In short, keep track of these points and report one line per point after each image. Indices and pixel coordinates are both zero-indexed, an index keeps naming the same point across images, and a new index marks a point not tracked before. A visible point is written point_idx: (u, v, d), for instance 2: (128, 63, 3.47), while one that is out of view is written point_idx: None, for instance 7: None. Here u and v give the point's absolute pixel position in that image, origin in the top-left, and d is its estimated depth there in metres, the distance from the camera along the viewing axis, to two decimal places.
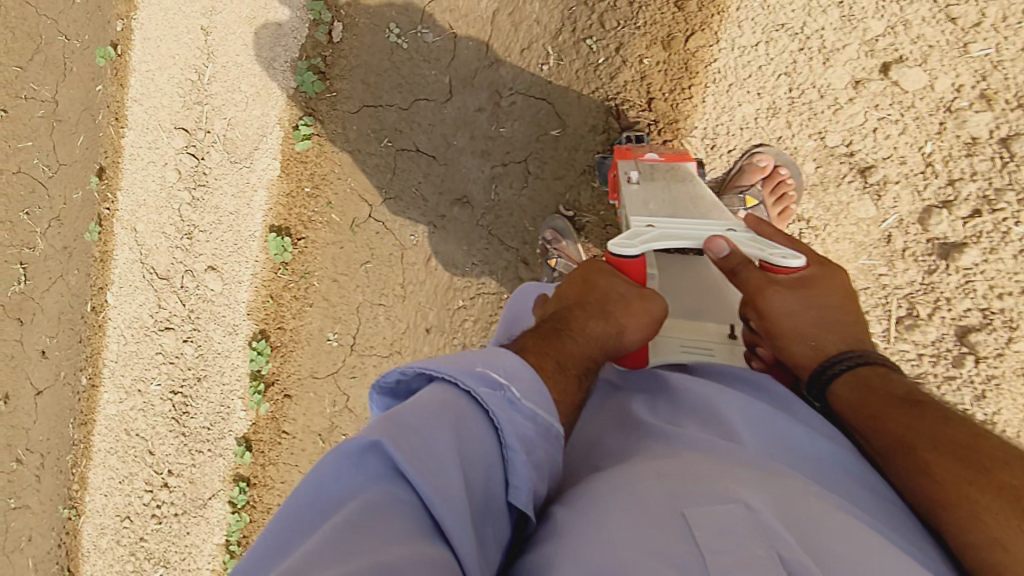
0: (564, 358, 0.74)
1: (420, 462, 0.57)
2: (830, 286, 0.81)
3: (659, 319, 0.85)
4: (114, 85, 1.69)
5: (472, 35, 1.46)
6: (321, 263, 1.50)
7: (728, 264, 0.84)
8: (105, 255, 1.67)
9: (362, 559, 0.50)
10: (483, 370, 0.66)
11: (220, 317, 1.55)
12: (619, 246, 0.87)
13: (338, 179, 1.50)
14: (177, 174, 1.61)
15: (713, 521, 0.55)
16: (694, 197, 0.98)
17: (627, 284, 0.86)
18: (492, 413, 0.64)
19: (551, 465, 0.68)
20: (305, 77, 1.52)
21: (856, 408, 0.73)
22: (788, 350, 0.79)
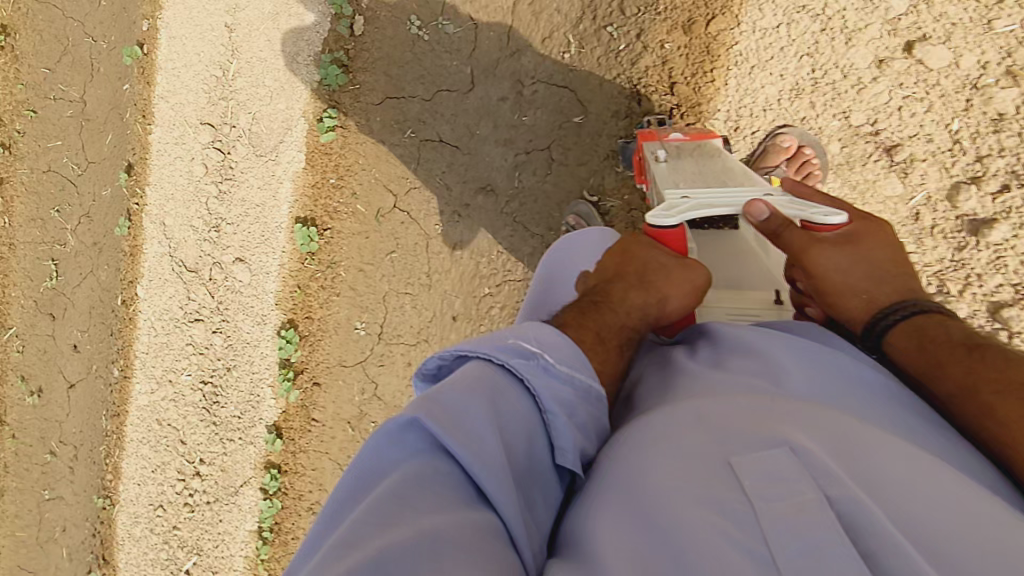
0: (603, 331, 0.79)
1: (458, 432, 0.58)
2: (872, 238, 0.83)
3: (703, 285, 0.86)
4: (140, 83, 1.71)
5: (492, 26, 1.47)
6: (347, 253, 1.52)
7: (768, 227, 0.83)
8: (134, 249, 1.69)
9: (410, 525, 0.52)
10: (515, 342, 0.67)
11: (249, 308, 1.57)
12: (654, 218, 0.87)
13: (362, 170, 1.52)
14: (204, 168, 1.63)
15: (761, 469, 0.57)
16: (724, 167, 0.98)
17: (669, 255, 0.87)
18: (528, 383, 0.65)
19: (598, 423, 0.70)
20: (328, 70, 1.54)
21: (916, 356, 0.75)
22: (840, 305, 0.82)
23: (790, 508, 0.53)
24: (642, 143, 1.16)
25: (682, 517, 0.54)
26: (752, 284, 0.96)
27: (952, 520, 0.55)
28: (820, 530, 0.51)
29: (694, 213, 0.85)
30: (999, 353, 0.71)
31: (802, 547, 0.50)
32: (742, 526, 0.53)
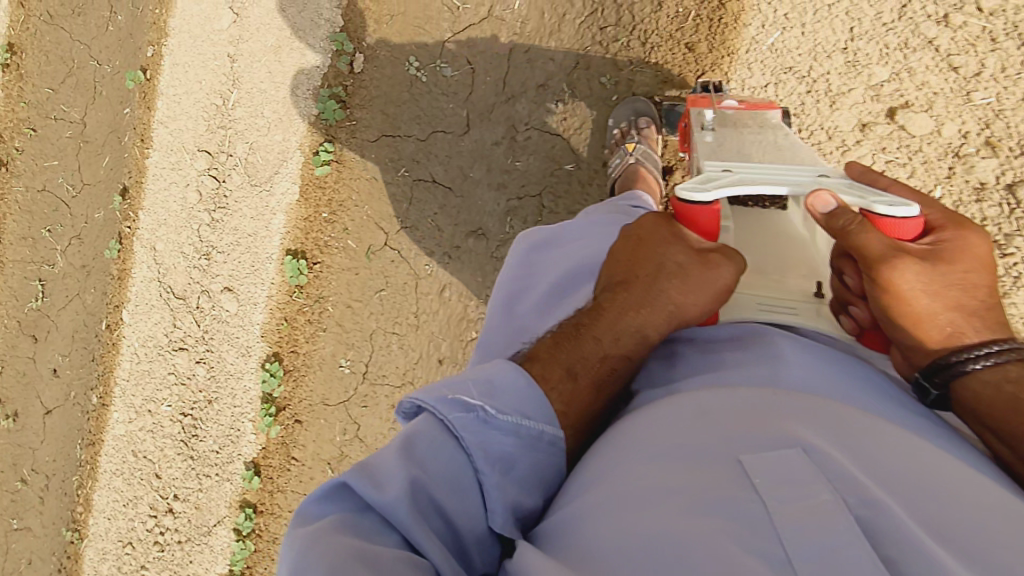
0: (574, 365, 0.74)
1: (378, 488, 0.61)
2: (965, 257, 0.76)
3: (729, 286, 0.80)
4: (142, 107, 1.72)
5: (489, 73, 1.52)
6: (336, 289, 1.52)
7: (834, 217, 0.79)
8: (123, 273, 1.68)
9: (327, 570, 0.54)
10: (456, 394, 0.67)
11: (234, 338, 1.56)
12: (689, 192, 0.86)
13: (355, 206, 1.54)
14: (199, 195, 1.63)
15: (774, 469, 0.55)
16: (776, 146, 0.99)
17: (687, 251, 0.81)
18: (461, 440, 0.65)
19: (546, 469, 0.70)
20: (326, 105, 1.55)
21: (999, 405, 0.68)
22: (914, 329, 0.74)
23: (801, 508, 0.51)
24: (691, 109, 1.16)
25: (690, 523, 0.53)
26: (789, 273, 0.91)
27: (975, 528, 0.52)
28: (834, 530, 0.49)
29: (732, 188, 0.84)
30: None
31: (815, 546, 0.48)
32: (752, 526, 0.51)
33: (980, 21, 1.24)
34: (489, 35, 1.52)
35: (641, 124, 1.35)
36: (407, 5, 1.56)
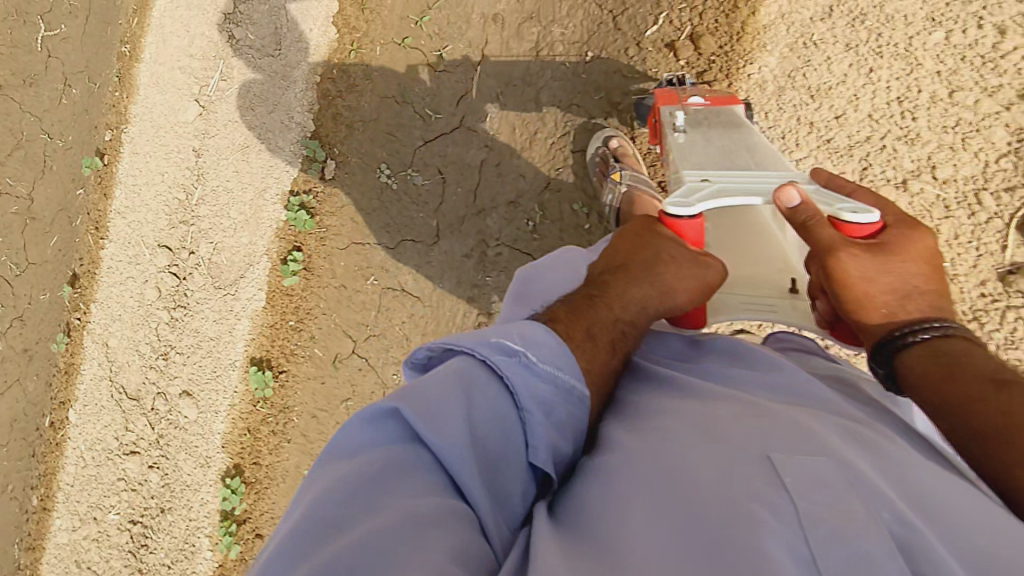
0: (593, 327, 0.82)
1: (431, 423, 0.64)
2: (907, 250, 0.87)
3: (714, 281, 0.95)
4: (97, 194, 1.66)
5: (460, 183, 1.57)
6: (301, 398, 1.54)
7: (796, 216, 0.89)
8: (70, 367, 1.67)
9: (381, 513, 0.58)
10: (499, 339, 0.72)
11: (192, 448, 1.58)
12: (673, 206, 0.96)
13: (322, 315, 1.55)
14: (158, 292, 1.61)
15: (803, 474, 0.59)
16: (740, 139, 1.23)
17: (685, 249, 0.95)
18: (506, 378, 0.69)
19: (577, 421, 0.74)
20: (297, 214, 1.55)
21: (930, 377, 0.77)
22: (862, 313, 0.85)
23: (831, 513, 0.55)
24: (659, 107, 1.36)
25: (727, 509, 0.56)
26: (766, 270, 1.11)
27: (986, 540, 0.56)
28: (869, 537, 0.52)
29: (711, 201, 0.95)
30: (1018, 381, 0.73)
31: (849, 552, 0.52)
32: (785, 521, 0.55)
33: (936, 188, 1.37)
34: (460, 145, 1.58)
35: (614, 144, 1.45)
36: (380, 113, 1.59)
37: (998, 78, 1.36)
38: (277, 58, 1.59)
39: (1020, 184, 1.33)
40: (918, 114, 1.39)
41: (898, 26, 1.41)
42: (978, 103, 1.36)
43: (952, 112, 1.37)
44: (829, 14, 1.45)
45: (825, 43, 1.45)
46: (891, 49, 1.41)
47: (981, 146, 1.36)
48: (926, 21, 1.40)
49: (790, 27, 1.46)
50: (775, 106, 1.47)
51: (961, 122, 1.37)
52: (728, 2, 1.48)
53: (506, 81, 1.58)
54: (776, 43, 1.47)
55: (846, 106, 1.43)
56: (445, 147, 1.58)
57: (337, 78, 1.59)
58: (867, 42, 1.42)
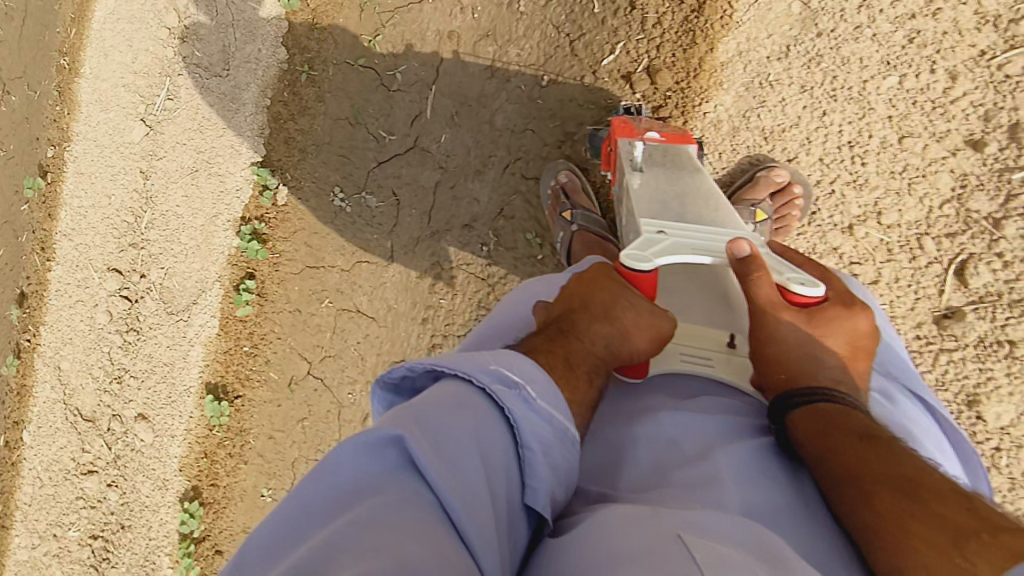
0: (571, 356, 0.87)
1: (434, 456, 0.63)
2: (831, 324, 0.89)
3: (667, 331, 0.92)
4: (41, 212, 1.68)
5: (415, 205, 1.54)
6: (258, 421, 1.56)
7: (744, 264, 0.88)
8: (23, 388, 1.72)
9: (383, 548, 0.55)
10: (499, 368, 0.73)
11: (149, 470, 1.61)
12: (633, 259, 0.94)
13: (277, 339, 1.56)
14: (109, 316, 1.65)
15: (715, 553, 0.61)
16: (695, 182, 1.15)
17: (638, 295, 0.94)
18: (507, 409, 0.70)
19: (568, 465, 0.75)
20: (249, 243, 1.55)
21: (812, 439, 0.79)
22: (768, 373, 0.90)
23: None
24: (616, 137, 1.32)
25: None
26: (708, 317, 1.01)
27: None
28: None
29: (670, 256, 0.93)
30: (889, 446, 0.76)
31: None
32: None
33: (880, 232, 1.42)
34: (414, 166, 1.55)
35: (563, 177, 1.44)
36: (333, 136, 1.57)
37: (946, 124, 1.39)
38: (225, 78, 1.59)
39: (959, 231, 1.38)
40: (868, 159, 1.43)
41: (854, 68, 1.43)
42: (925, 149, 1.40)
43: (900, 158, 1.41)
44: (786, 53, 1.45)
45: (780, 83, 1.46)
46: (846, 92, 1.43)
47: (926, 192, 1.40)
48: (881, 64, 1.42)
49: (746, 66, 1.47)
50: (729, 147, 1.49)
51: (908, 168, 1.41)
52: (686, 36, 1.45)
53: (461, 101, 1.54)
54: (733, 82, 1.47)
55: (798, 150, 1.46)
56: (399, 169, 1.55)
57: (288, 101, 1.57)
58: (822, 85, 1.44)
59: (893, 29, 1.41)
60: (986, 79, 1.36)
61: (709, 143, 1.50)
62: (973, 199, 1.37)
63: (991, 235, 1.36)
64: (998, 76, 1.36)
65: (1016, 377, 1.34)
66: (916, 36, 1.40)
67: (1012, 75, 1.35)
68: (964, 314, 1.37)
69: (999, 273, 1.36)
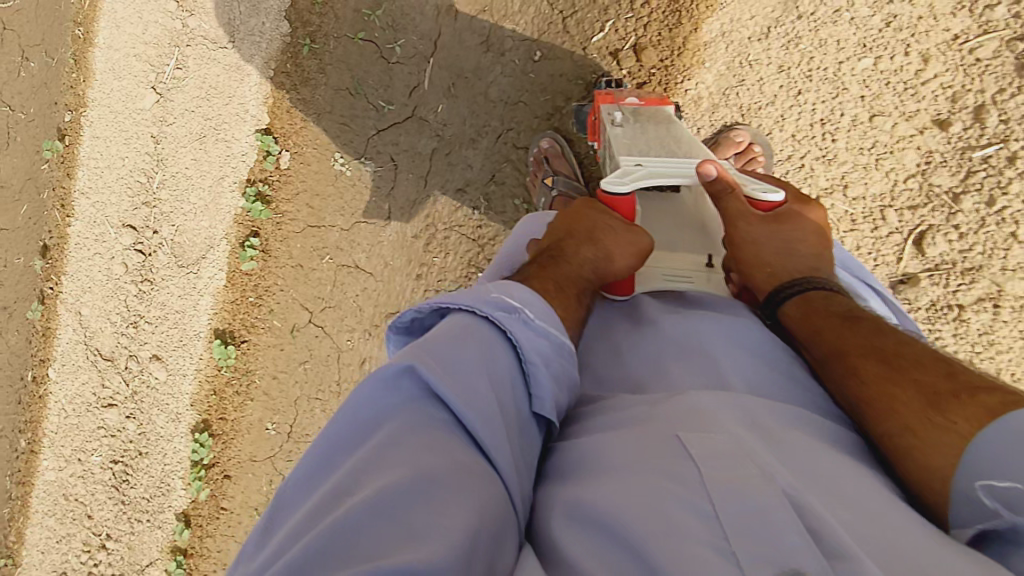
0: (561, 280, 1.02)
1: (445, 378, 0.77)
2: (794, 220, 1.07)
3: (646, 246, 1.09)
4: (60, 171, 1.82)
5: (412, 169, 1.65)
6: (262, 363, 1.74)
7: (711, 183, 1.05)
8: (47, 330, 1.90)
9: (409, 463, 0.71)
10: (498, 299, 0.88)
11: (164, 405, 1.80)
12: (612, 185, 1.08)
13: (280, 291, 1.72)
14: (124, 268, 1.81)
15: (711, 447, 0.75)
16: (674, 133, 1.24)
17: (617, 219, 1.10)
18: (509, 332, 0.84)
19: (565, 371, 0.89)
20: (253, 204, 1.71)
21: (800, 322, 1.00)
22: (751, 276, 1.08)
23: (739, 482, 0.70)
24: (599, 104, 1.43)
25: (651, 492, 0.71)
26: (689, 243, 1.19)
27: (864, 501, 0.73)
28: (762, 498, 0.68)
29: (644, 182, 1.07)
30: (864, 323, 0.94)
31: (753, 514, 0.67)
32: (692, 491, 0.70)
33: (845, 205, 1.48)
34: (412, 134, 1.65)
35: (546, 144, 1.55)
36: (334, 105, 1.67)
37: (916, 103, 1.44)
38: (230, 51, 1.70)
39: (921, 204, 1.44)
40: (838, 136, 1.47)
41: (830, 50, 1.47)
42: (894, 128, 1.45)
43: (869, 135, 1.46)
44: (766, 35, 1.50)
45: (759, 63, 1.50)
46: (821, 72, 1.48)
47: (891, 167, 1.45)
48: (857, 47, 1.46)
49: (729, 45, 1.51)
50: (707, 123, 1.54)
51: (877, 145, 1.46)
52: (673, 16, 1.52)
53: (458, 73, 1.63)
54: (714, 60, 1.52)
55: (772, 126, 1.50)
56: (398, 137, 1.66)
57: (291, 73, 1.67)
58: (798, 65, 1.49)
59: (871, 14, 1.45)
60: (956, 62, 1.42)
61: (687, 119, 1.55)
62: (935, 174, 1.43)
63: (950, 208, 1.42)
64: (968, 59, 1.41)
65: (962, 339, 1.42)
66: (893, 20, 1.44)
67: (982, 58, 1.40)
68: (918, 280, 1.44)
69: (954, 243, 1.42)
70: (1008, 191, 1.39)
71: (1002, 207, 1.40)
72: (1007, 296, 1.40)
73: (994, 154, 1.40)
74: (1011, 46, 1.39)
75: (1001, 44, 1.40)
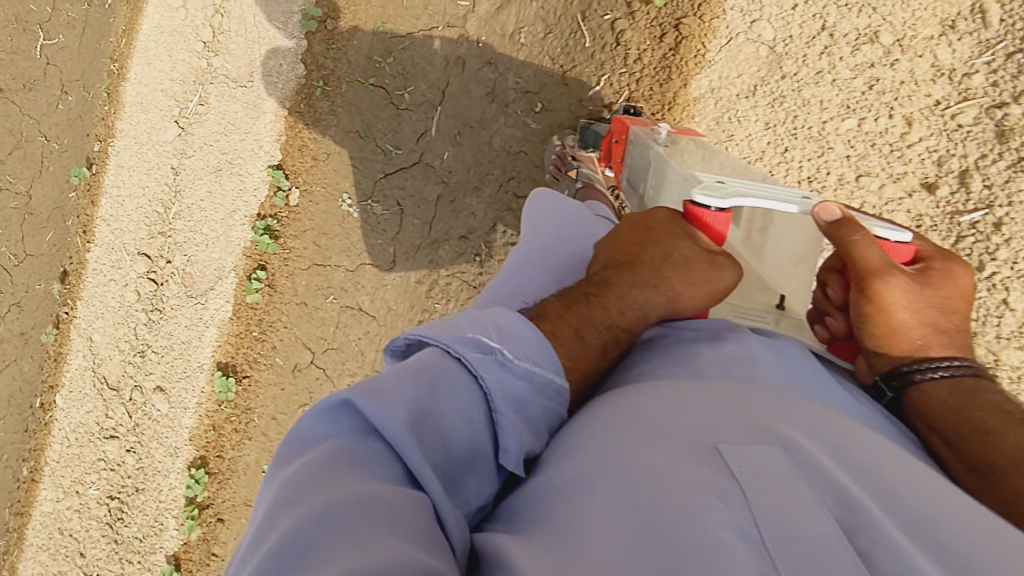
0: (582, 327, 0.84)
1: (383, 409, 0.63)
2: (948, 287, 0.86)
3: (725, 288, 0.90)
4: (86, 199, 1.88)
5: (416, 215, 1.65)
6: (262, 402, 1.67)
7: (842, 232, 0.85)
8: (59, 355, 1.89)
9: (348, 485, 0.58)
10: (475, 336, 0.72)
11: (163, 438, 1.74)
12: (700, 197, 0.91)
13: (284, 328, 1.68)
14: (137, 295, 1.81)
15: (753, 462, 0.59)
16: (734, 166, 1.11)
17: (695, 245, 0.90)
18: (480, 379, 0.70)
19: (543, 421, 0.76)
20: (262, 238, 1.69)
21: (952, 410, 0.79)
22: (888, 343, 0.85)
23: (782, 512, 0.54)
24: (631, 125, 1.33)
25: (669, 498, 0.56)
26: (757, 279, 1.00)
27: (944, 515, 0.58)
28: (817, 535, 0.51)
29: (740, 201, 0.90)
30: None
31: (803, 554, 0.50)
32: (734, 507, 0.55)
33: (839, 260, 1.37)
34: (418, 180, 1.65)
35: (571, 145, 1.50)
36: (343, 147, 1.68)
37: (903, 166, 1.38)
38: (249, 90, 1.73)
39: None
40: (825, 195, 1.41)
41: (813, 109, 1.42)
42: (882, 189, 1.38)
43: (856, 196, 1.40)
44: (752, 93, 1.45)
45: (747, 120, 1.46)
46: (806, 131, 1.42)
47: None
48: (839, 108, 1.41)
49: (718, 101, 1.47)
50: None
51: (865, 206, 1.39)
52: (664, 71, 1.49)
53: (464, 122, 1.63)
54: (704, 115, 1.48)
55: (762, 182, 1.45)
56: (404, 181, 1.65)
57: (304, 112, 1.69)
58: (784, 123, 1.43)
59: (852, 77, 1.40)
60: (939, 127, 1.36)
61: None
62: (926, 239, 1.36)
63: None
64: (950, 125, 1.36)
65: None
66: (876, 83, 1.39)
67: (963, 124, 1.35)
68: None
69: None
70: (998, 257, 1.32)
71: (992, 273, 1.33)
72: (1003, 367, 1.33)
73: (982, 220, 1.33)
74: (990, 113, 1.33)
75: (981, 111, 1.34)
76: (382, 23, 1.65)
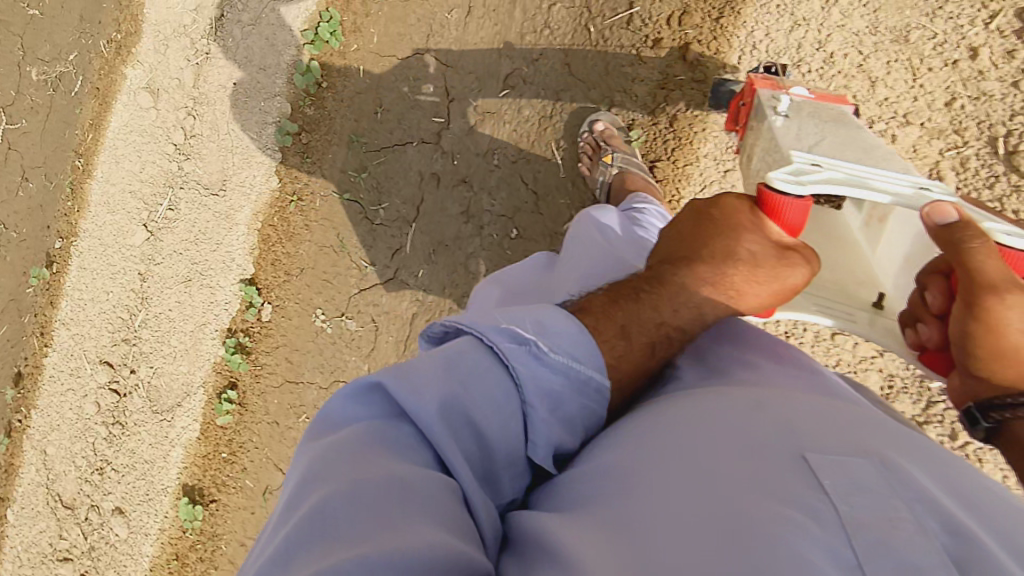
0: (629, 324, 0.76)
1: (416, 397, 0.62)
2: None
3: (796, 286, 0.80)
4: (45, 300, 1.80)
5: (392, 333, 1.57)
6: (230, 526, 1.61)
7: (950, 235, 0.70)
8: (11, 466, 1.80)
9: (373, 474, 0.57)
10: (510, 326, 0.67)
11: (122, 566, 1.68)
12: (781, 183, 0.78)
13: (255, 448, 1.61)
14: (96, 407, 1.73)
15: (840, 472, 0.56)
16: (863, 138, 0.88)
17: (768, 238, 0.79)
18: (512, 370, 0.65)
19: (582, 418, 0.70)
20: (232, 356, 1.63)
21: None
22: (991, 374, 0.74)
23: (879, 518, 0.51)
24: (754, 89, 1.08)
25: (745, 504, 0.53)
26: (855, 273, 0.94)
27: None
28: (914, 548, 0.48)
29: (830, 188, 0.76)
30: None
31: (895, 563, 0.47)
32: (818, 520, 0.51)
33: None
34: (393, 297, 1.57)
35: (598, 127, 1.41)
36: (317, 261, 1.61)
37: None
38: (221, 198, 1.66)
39: None
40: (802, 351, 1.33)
41: None
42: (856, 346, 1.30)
43: (832, 354, 1.32)
44: None
45: None
46: None
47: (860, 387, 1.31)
48: None
49: None
50: None
51: (841, 362, 1.31)
52: None
53: (439, 240, 1.55)
54: None
55: None
56: (378, 297, 1.58)
57: (277, 226, 1.63)
58: None
59: None
60: None
61: None
62: (897, 401, 1.28)
63: None
64: None
65: None
66: None
67: None
68: None
69: None
70: None
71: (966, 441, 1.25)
72: None
73: None
74: None
75: None
76: (356, 137, 1.60)
